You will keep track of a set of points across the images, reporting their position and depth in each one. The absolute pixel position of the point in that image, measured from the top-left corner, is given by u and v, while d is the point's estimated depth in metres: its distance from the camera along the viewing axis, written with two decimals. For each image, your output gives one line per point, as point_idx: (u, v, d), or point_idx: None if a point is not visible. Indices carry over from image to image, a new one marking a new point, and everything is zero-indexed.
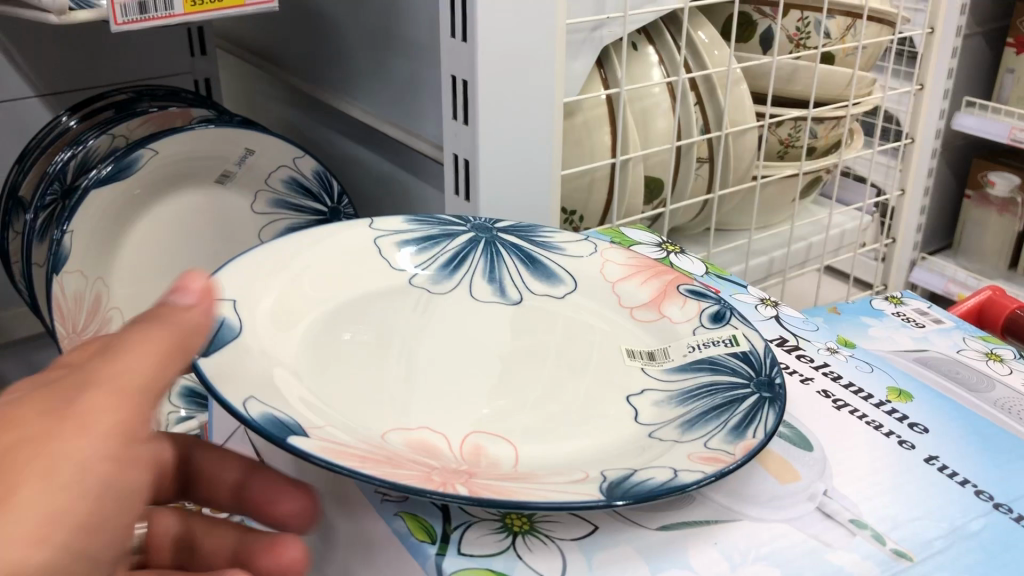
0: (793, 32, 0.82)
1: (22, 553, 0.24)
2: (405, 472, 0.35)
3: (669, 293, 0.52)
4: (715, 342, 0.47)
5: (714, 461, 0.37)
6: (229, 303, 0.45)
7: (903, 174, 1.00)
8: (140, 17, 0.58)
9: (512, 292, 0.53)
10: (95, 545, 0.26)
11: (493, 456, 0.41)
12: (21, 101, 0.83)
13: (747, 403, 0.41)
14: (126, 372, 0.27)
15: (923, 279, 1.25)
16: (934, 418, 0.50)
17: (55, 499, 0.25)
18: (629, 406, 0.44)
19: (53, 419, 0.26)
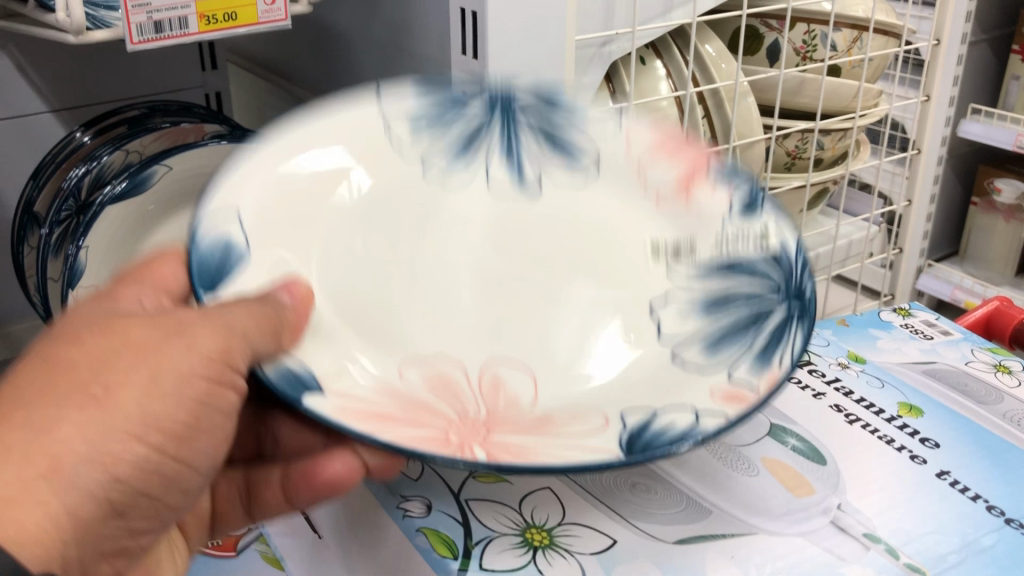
0: (800, 45, 0.82)
1: (122, 441, 0.36)
2: (423, 438, 0.38)
3: (696, 170, 0.55)
4: (747, 239, 0.52)
5: (736, 399, 0.41)
6: (233, 213, 0.47)
7: (910, 184, 1.00)
8: (158, 37, 0.58)
9: (530, 177, 0.58)
10: (176, 445, 0.38)
11: (512, 392, 0.49)
12: (35, 116, 0.83)
13: (776, 319, 0.46)
14: (226, 320, 0.39)
15: (932, 287, 1.24)
16: (945, 433, 0.51)
17: (155, 403, 0.37)
18: (654, 321, 0.52)
19: (169, 340, 0.38)
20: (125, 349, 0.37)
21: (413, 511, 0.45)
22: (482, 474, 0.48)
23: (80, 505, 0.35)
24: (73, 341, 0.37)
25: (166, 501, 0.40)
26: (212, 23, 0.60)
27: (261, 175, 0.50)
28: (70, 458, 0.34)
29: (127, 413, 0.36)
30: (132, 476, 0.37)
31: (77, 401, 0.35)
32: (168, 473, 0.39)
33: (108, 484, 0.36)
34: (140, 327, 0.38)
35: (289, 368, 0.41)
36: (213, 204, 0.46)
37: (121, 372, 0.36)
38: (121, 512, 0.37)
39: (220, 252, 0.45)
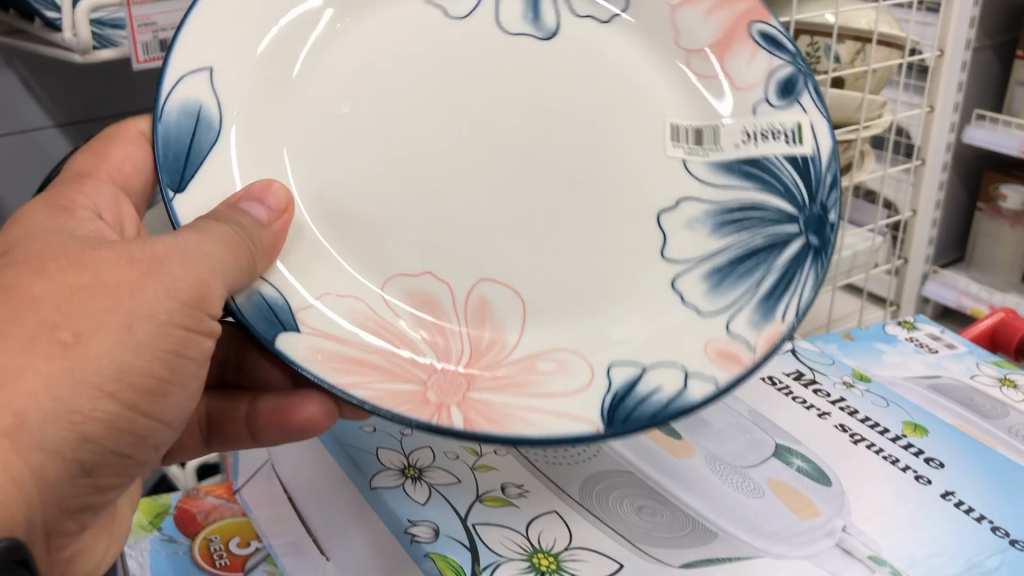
0: (802, 56, 0.83)
1: (91, 399, 0.36)
2: (402, 394, 0.41)
3: (737, 34, 0.52)
4: (776, 135, 0.51)
5: (734, 359, 0.43)
6: (205, 73, 0.45)
7: (914, 195, 1.01)
8: (161, 55, 0.58)
9: (548, 19, 0.53)
10: (149, 401, 0.39)
11: (498, 317, 0.48)
12: (39, 131, 0.78)
13: (792, 254, 0.48)
14: (200, 254, 0.38)
15: (934, 292, 1.24)
16: (950, 452, 0.51)
17: (127, 354, 0.37)
18: (659, 228, 0.50)
19: (145, 282, 0.38)
20: (97, 291, 0.36)
21: (421, 536, 0.43)
22: (488, 496, 0.47)
23: (45, 464, 0.35)
24: (41, 274, 0.37)
25: (137, 457, 0.40)
26: None
27: (239, 44, 0.46)
28: (35, 417, 0.34)
29: (98, 365, 0.36)
30: (102, 436, 0.37)
31: (45, 350, 0.35)
32: (140, 432, 0.39)
33: (76, 443, 0.36)
34: (115, 262, 0.37)
35: (264, 295, 0.42)
36: (177, 72, 0.44)
37: (92, 321, 0.36)
38: (90, 471, 0.38)
39: (191, 122, 0.44)
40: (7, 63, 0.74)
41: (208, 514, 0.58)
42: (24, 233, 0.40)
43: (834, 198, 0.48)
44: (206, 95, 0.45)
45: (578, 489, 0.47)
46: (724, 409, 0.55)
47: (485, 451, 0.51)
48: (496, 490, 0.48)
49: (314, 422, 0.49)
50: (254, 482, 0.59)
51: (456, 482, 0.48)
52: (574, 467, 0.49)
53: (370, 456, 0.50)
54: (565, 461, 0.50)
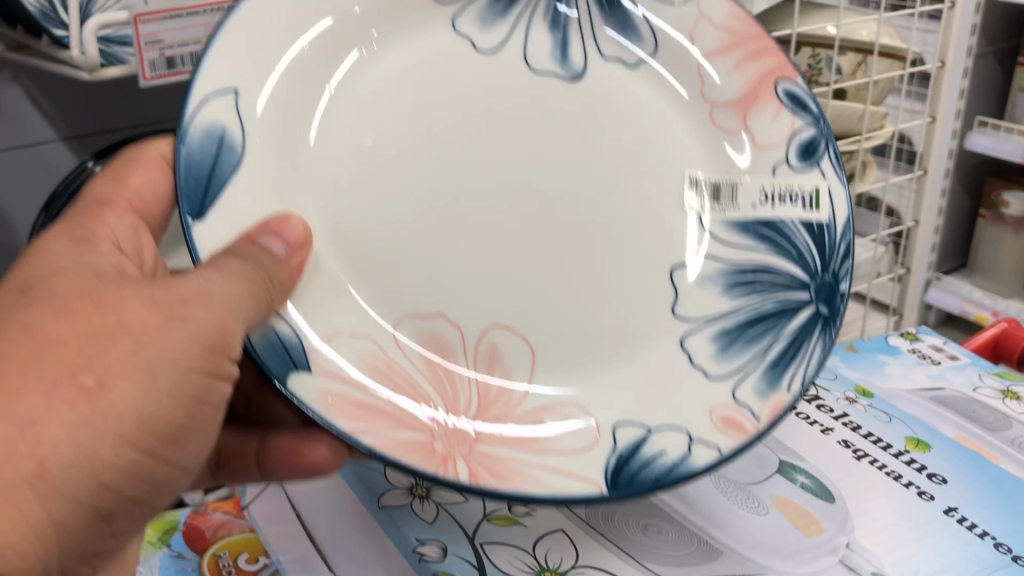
0: (805, 69, 0.83)
1: (113, 445, 0.35)
2: (411, 444, 0.43)
3: (763, 90, 0.54)
4: (793, 198, 0.53)
5: (735, 428, 0.47)
6: (231, 94, 0.44)
7: (916, 204, 1.02)
8: (168, 73, 0.57)
9: (575, 58, 0.54)
10: (168, 446, 0.38)
11: (505, 366, 0.49)
12: (44, 145, 0.77)
13: (800, 322, 0.50)
14: (222, 298, 0.39)
15: (939, 299, 1.24)
16: (953, 468, 0.51)
17: (150, 401, 0.36)
18: (671, 283, 0.52)
19: (169, 324, 0.37)
20: (123, 332, 0.36)
21: (429, 555, 0.45)
22: (495, 515, 0.48)
23: (66, 514, 0.34)
24: (62, 314, 0.35)
25: (154, 501, 0.40)
26: None
27: (259, 63, 0.45)
28: (57, 467, 0.33)
29: (121, 414, 0.35)
30: (122, 481, 0.37)
31: (69, 398, 0.34)
32: (159, 476, 0.39)
33: (97, 491, 0.35)
34: (139, 306, 0.37)
35: (279, 331, 0.43)
36: (206, 89, 0.43)
37: (119, 363, 0.35)
38: (108, 517, 0.37)
39: (214, 147, 0.43)
40: (14, 76, 0.73)
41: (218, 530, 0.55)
42: (37, 265, 0.38)
43: (846, 268, 0.52)
44: (230, 115, 0.44)
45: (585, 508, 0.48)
46: None
47: None
48: (504, 508, 0.49)
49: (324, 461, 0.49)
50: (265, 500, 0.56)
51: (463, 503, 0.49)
52: None
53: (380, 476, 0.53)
54: None
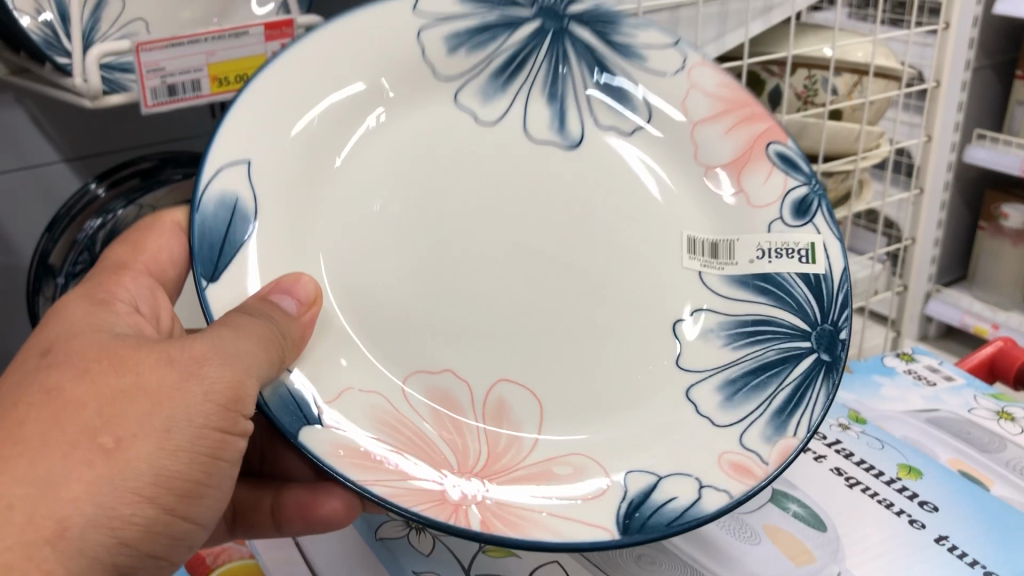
0: (800, 91, 0.84)
1: (130, 503, 0.36)
2: (424, 495, 0.42)
3: (756, 152, 0.55)
4: (789, 253, 0.53)
5: (745, 471, 0.45)
6: (243, 165, 0.46)
7: (913, 224, 1.01)
8: (170, 99, 0.58)
9: (573, 127, 0.56)
10: (184, 504, 0.39)
11: (514, 419, 0.49)
12: (47, 166, 0.77)
13: (804, 368, 0.49)
14: (235, 353, 0.39)
15: (938, 311, 1.24)
16: (944, 496, 0.52)
17: (166, 457, 0.37)
18: (674, 337, 0.52)
19: (184, 384, 0.38)
20: (137, 394, 0.37)
21: None
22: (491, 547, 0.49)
23: (86, 571, 0.36)
24: (81, 375, 0.37)
25: (172, 558, 0.41)
26: (225, 85, 0.60)
27: (267, 128, 0.47)
28: (76, 524, 0.35)
29: (137, 470, 0.36)
30: (140, 539, 0.38)
31: (86, 456, 0.35)
32: (175, 535, 0.40)
33: (115, 549, 0.37)
34: (153, 363, 0.38)
35: (290, 392, 0.43)
36: (221, 157, 0.45)
37: (134, 425, 0.36)
38: (127, 574, 0.38)
39: (227, 214, 0.45)
40: (18, 99, 0.73)
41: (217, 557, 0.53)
42: (59, 329, 0.40)
43: (845, 317, 0.51)
44: (241, 181, 0.46)
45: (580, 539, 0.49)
46: None
47: None
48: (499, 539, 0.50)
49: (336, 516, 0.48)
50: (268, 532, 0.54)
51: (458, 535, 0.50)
52: None
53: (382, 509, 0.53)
54: None
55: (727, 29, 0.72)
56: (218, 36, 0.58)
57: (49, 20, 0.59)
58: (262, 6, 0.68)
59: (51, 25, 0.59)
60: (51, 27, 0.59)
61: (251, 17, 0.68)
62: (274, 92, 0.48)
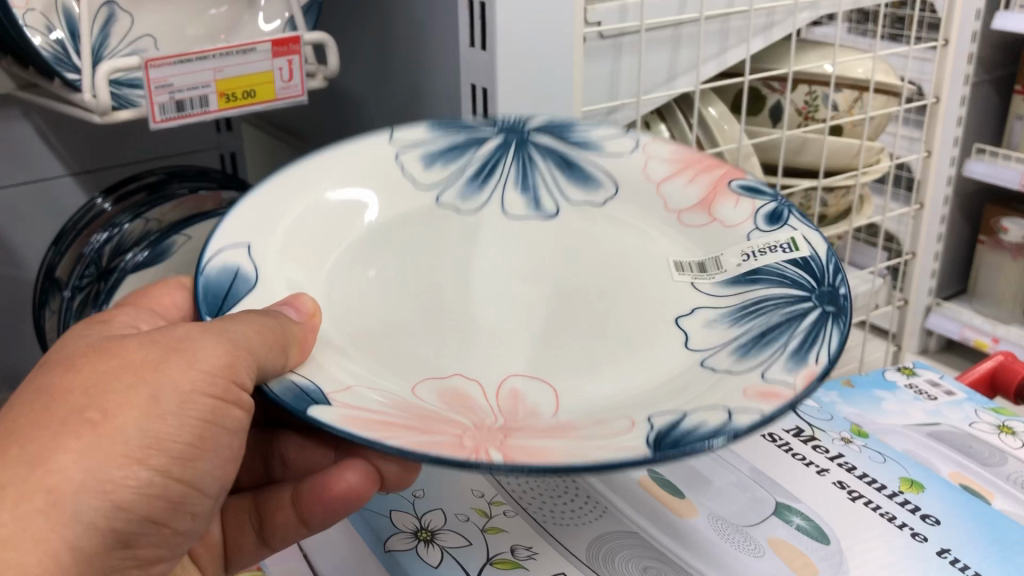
0: (801, 106, 0.83)
1: (121, 466, 0.36)
2: (434, 442, 0.32)
3: (721, 188, 0.55)
4: (773, 248, 0.49)
5: (772, 395, 0.35)
6: (243, 248, 0.46)
7: (913, 237, 1.02)
8: (179, 115, 0.58)
9: (548, 205, 0.57)
10: (179, 467, 0.39)
11: (533, 403, 0.42)
12: (52, 180, 0.77)
13: (812, 318, 0.41)
14: (230, 334, 0.39)
15: (939, 324, 1.25)
16: (947, 510, 0.52)
17: (156, 423, 0.37)
18: (680, 328, 0.46)
19: (171, 358, 0.38)
20: (122, 371, 0.38)
21: None
22: (498, 559, 0.46)
23: (82, 538, 0.36)
24: (68, 369, 0.38)
25: (174, 525, 0.41)
26: (232, 100, 0.60)
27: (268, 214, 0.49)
28: (67, 487, 0.35)
29: (126, 436, 0.36)
30: (136, 503, 0.38)
31: (73, 427, 0.36)
32: (174, 498, 0.40)
33: (111, 513, 0.37)
34: (139, 346, 0.39)
35: (293, 381, 0.38)
36: (223, 236, 0.46)
37: (119, 395, 0.37)
38: (126, 541, 0.38)
39: (228, 280, 0.44)
40: (25, 113, 0.74)
41: None
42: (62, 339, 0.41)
43: (841, 280, 0.44)
44: (243, 257, 0.46)
45: (585, 550, 0.47)
46: (727, 468, 0.55)
47: (495, 511, 0.50)
48: (506, 552, 0.47)
49: (355, 492, 0.44)
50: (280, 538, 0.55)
51: (467, 545, 0.47)
52: (583, 528, 0.49)
53: (382, 517, 0.49)
54: (570, 522, 0.49)
55: (729, 45, 0.73)
56: (229, 53, 0.59)
57: (60, 37, 0.60)
58: (269, 21, 0.67)
59: (62, 43, 0.60)
60: (61, 44, 0.60)
61: (257, 33, 0.67)
62: (278, 192, 0.51)
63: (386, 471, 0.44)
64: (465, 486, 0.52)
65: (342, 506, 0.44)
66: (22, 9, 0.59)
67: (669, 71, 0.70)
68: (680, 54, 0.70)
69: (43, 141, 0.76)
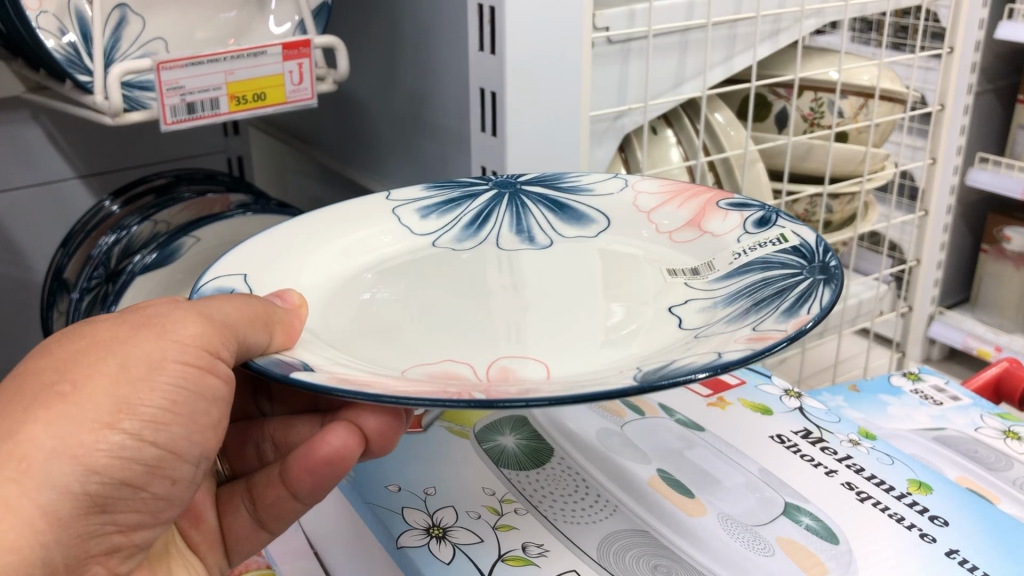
0: (807, 112, 0.83)
1: (91, 430, 0.34)
2: (422, 390, 0.32)
3: (709, 209, 0.54)
4: (763, 244, 0.48)
5: (764, 338, 0.35)
6: (238, 278, 0.46)
7: (918, 244, 1.02)
8: (189, 117, 0.59)
9: (541, 238, 0.56)
10: (153, 428, 0.36)
11: (523, 375, 0.40)
12: (63, 182, 0.78)
13: (802, 284, 0.41)
14: (208, 311, 0.38)
15: (941, 333, 1.25)
16: (955, 511, 0.52)
17: (127, 389, 0.35)
18: (674, 317, 0.44)
19: (141, 331, 0.37)
20: (92, 347, 0.36)
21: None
22: (510, 556, 0.46)
23: (56, 503, 0.33)
24: (43, 353, 0.36)
25: (153, 491, 0.37)
26: (243, 103, 0.60)
27: (263, 245, 0.49)
28: (39, 456, 0.33)
29: (96, 402, 0.35)
30: (110, 467, 0.35)
31: (42, 400, 0.34)
32: (151, 461, 0.36)
33: (84, 477, 0.34)
34: (108, 324, 0.37)
35: (282, 358, 0.37)
36: (217, 271, 0.45)
37: (88, 366, 0.35)
38: (104, 506, 0.36)
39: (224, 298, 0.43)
40: (34, 116, 0.74)
41: None
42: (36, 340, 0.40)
43: (833, 255, 0.43)
44: (238, 284, 0.45)
45: (596, 548, 0.47)
46: (734, 466, 0.55)
47: (506, 509, 0.50)
48: (518, 549, 0.47)
49: (341, 454, 0.43)
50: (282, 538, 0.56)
51: (478, 542, 0.47)
52: (592, 525, 0.49)
53: (394, 514, 0.49)
54: (580, 520, 0.49)
55: (736, 52, 0.73)
56: (242, 56, 0.59)
57: (72, 40, 0.59)
58: (279, 24, 0.68)
59: (74, 45, 0.59)
60: (73, 47, 0.59)
61: (267, 36, 0.68)
62: (286, 237, 0.51)
63: (368, 427, 0.43)
64: (475, 483, 0.52)
65: (330, 469, 0.43)
66: (35, 12, 0.58)
67: (676, 76, 0.70)
68: (687, 59, 0.70)
69: (50, 141, 0.76)
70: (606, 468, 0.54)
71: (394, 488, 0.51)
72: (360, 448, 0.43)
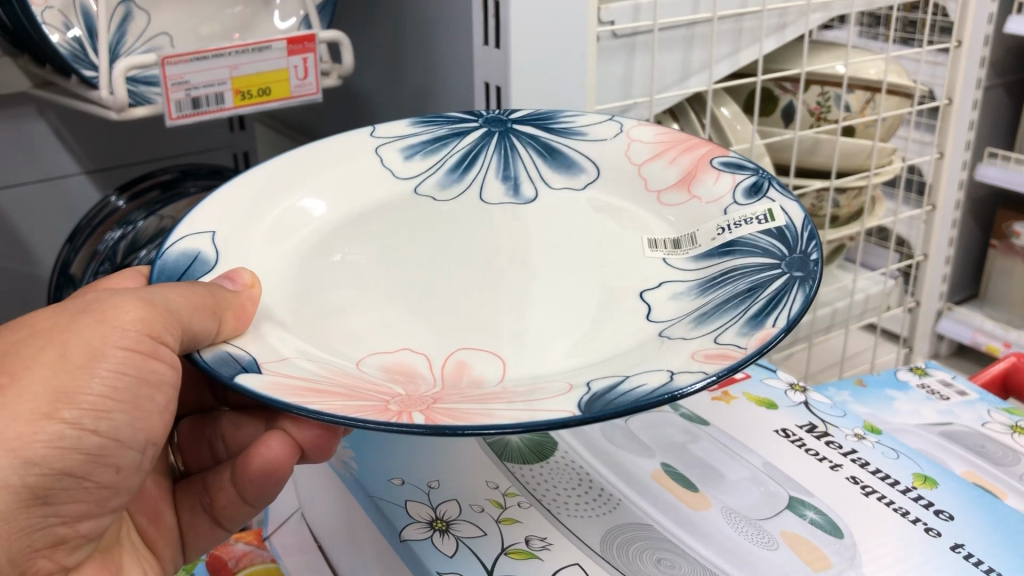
0: (814, 107, 0.83)
1: (29, 423, 0.35)
2: (360, 406, 0.31)
3: (701, 168, 0.53)
4: (748, 221, 0.47)
5: (722, 358, 0.34)
6: (208, 236, 0.45)
7: (926, 240, 1.01)
8: (194, 112, 0.59)
9: (527, 189, 0.56)
10: (94, 417, 0.37)
11: (478, 375, 0.40)
12: (67, 178, 0.78)
13: (777, 285, 0.39)
14: (155, 297, 0.38)
15: (950, 329, 1.24)
16: (960, 506, 0.52)
17: (65, 378, 0.36)
18: (643, 304, 0.44)
19: (81, 318, 0.38)
20: (33, 338, 0.37)
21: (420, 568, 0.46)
22: (512, 549, 0.46)
23: None
24: None
25: (97, 481, 0.38)
26: (248, 97, 0.60)
27: (239, 210, 0.48)
28: None
29: (31, 394, 0.35)
30: (51, 457, 0.36)
31: None
32: (93, 450, 0.37)
33: (23, 470, 0.35)
34: (49, 315, 0.38)
35: (230, 352, 0.36)
36: (187, 228, 0.45)
37: (26, 358, 0.36)
38: (46, 498, 0.37)
39: (187, 263, 0.44)
40: (40, 111, 0.74)
41: (240, 560, 0.56)
42: None
43: (813, 246, 0.42)
44: (206, 244, 0.45)
45: (599, 541, 0.47)
46: (740, 461, 0.55)
47: (510, 502, 0.50)
48: (521, 542, 0.47)
49: (276, 465, 0.45)
50: (283, 531, 0.58)
51: (482, 535, 0.47)
52: (597, 519, 0.49)
53: (398, 507, 0.49)
54: (583, 514, 0.49)
55: (742, 45, 0.73)
56: (249, 49, 0.59)
57: (78, 35, 0.59)
58: (284, 19, 0.68)
59: (79, 40, 0.59)
60: (78, 42, 0.59)
61: (273, 31, 0.68)
62: (260, 192, 0.50)
63: (301, 436, 0.45)
64: (479, 476, 0.52)
65: (267, 477, 0.45)
66: (40, 7, 0.57)
67: (681, 71, 0.70)
68: (693, 54, 0.70)
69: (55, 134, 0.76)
70: (609, 463, 0.54)
71: (398, 482, 0.51)
72: (294, 456, 0.45)
